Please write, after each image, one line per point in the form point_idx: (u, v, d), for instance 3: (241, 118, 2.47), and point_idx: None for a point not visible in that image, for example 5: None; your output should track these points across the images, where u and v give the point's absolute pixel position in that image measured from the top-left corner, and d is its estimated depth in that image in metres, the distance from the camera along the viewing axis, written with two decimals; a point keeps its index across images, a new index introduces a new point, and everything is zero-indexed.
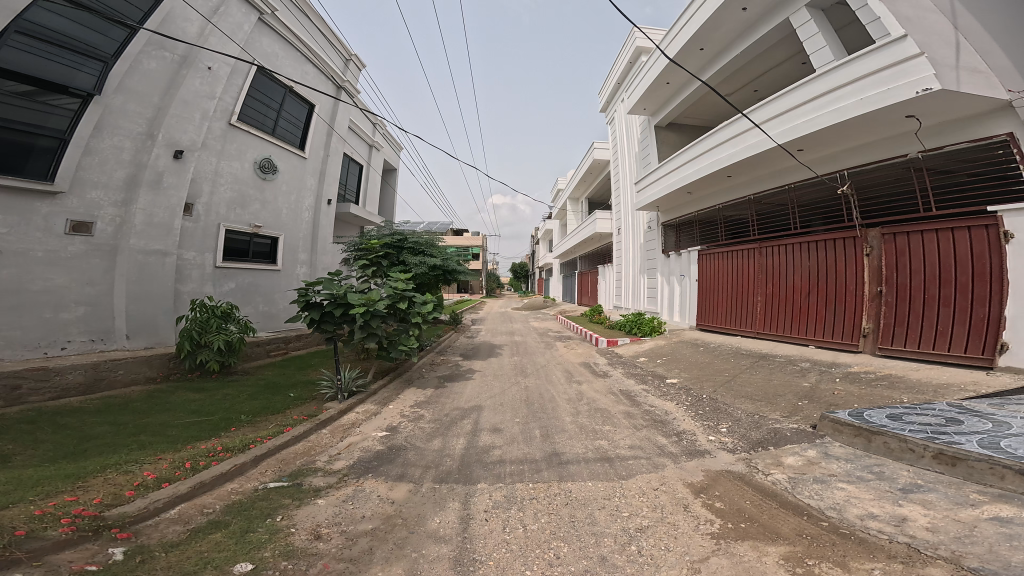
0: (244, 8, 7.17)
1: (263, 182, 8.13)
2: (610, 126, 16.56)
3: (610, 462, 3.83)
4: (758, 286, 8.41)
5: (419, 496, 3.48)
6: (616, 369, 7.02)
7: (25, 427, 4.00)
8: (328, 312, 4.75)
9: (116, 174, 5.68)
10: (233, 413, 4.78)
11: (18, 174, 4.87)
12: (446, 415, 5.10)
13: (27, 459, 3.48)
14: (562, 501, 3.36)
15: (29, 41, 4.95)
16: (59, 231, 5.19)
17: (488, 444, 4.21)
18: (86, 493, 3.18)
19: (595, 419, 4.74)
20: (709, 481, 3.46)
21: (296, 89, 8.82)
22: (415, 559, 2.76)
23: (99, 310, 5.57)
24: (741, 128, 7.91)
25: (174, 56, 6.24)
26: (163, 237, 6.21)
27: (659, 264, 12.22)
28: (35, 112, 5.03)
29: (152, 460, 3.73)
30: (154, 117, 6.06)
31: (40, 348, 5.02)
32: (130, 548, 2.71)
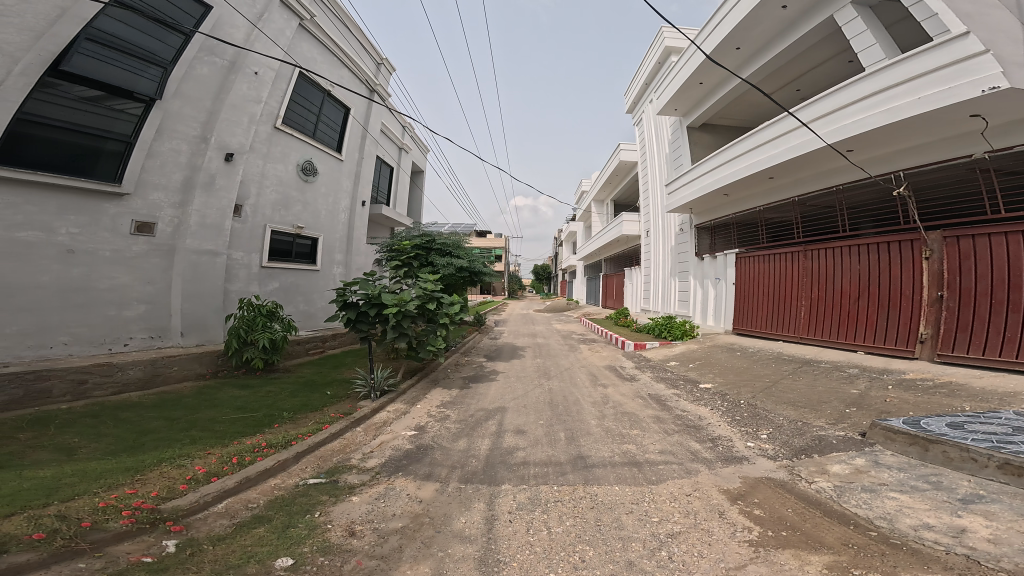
0: (286, 14, 7.70)
1: (304, 184, 8.64)
2: (638, 127, 16.46)
3: (637, 467, 3.72)
4: (802, 290, 8.01)
5: (446, 496, 3.50)
6: (644, 373, 6.84)
7: (89, 421, 4.32)
8: (364, 312, 4.90)
9: (174, 176, 6.18)
10: (275, 410, 5.00)
11: (90, 176, 5.38)
12: (471, 416, 5.11)
13: (90, 453, 3.78)
14: (588, 505, 3.31)
15: (98, 48, 5.41)
16: (124, 232, 5.66)
17: (513, 445, 4.19)
18: (143, 486, 3.41)
19: (622, 422, 4.62)
20: (748, 488, 3.28)
21: (333, 93, 9.35)
22: (440, 559, 2.78)
23: (158, 308, 6.01)
24: (784, 128, 7.65)
25: (225, 61, 6.74)
26: (214, 238, 6.67)
27: (692, 266, 11.89)
28: (105, 116, 5.54)
29: (201, 454, 3.96)
30: (206, 121, 6.56)
31: (104, 344, 5.45)
32: (181, 541, 2.88)
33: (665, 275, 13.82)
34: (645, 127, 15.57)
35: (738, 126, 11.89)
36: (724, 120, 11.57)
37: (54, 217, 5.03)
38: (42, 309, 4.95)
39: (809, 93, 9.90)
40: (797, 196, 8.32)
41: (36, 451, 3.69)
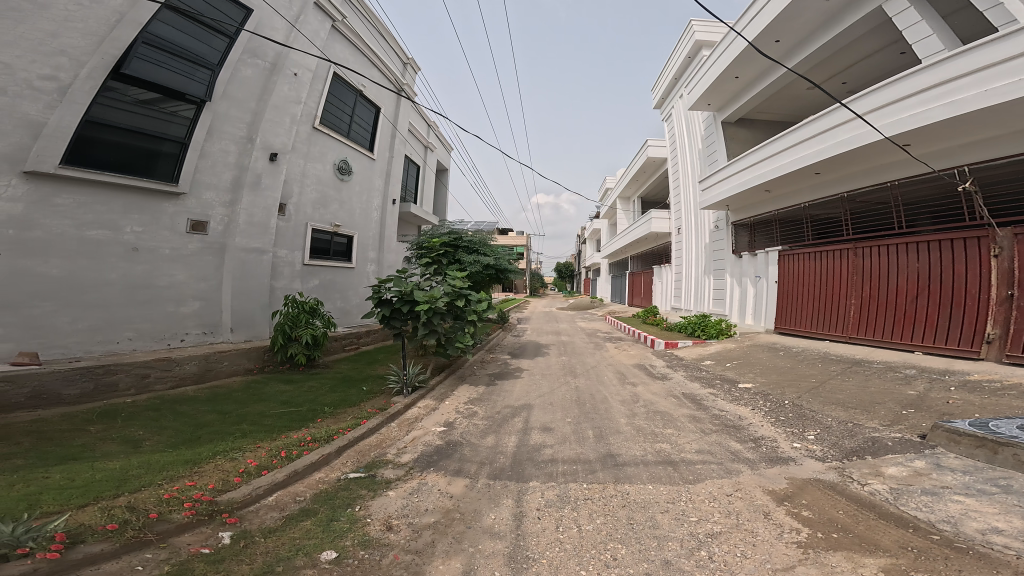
0: (319, 16, 7.84)
1: (340, 183, 8.96)
2: (668, 122, 16.10)
3: (672, 466, 3.60)
4: (849, 289, 7.57)
5: (475, 492, 3.51)
6: (676, 372, 6.58)
7: (151, 414, 4.56)
8: (397, 309, 4.99)
9: (224, 176, 6.50)
10: (317, 405, 5.18)
11: (150, 176, 5.66)
12: (498, 413, 5.08)
13: (154, 445, 4.02)
14: (619, 503, 3.25)
15: (153, 52, 5.60)
16: (181, 230, 5.98)
17: (539, 443, 4.13)
18: (200, 478, 3.61)
19: (654, 420, 4.46)
20: (795, 489, 3.10)
21: (365, 93, 9.60)
22: (472, 554, 2.79)
23: (211, 304, 6.33)
24: (831, 122, 7.28)
25: (267, 63, 6.99)
26: (260, 236, 6.97)
27: (728, 264, 11.45)
28: (160, 119, 5.78)
29: (251, 448, 4.14)
30: (251, 122, 6.85)
31: (163, 339, 5.78)
32: (236, 532, 3.04)
33: (698, 274, 13.42)
34: (675, 121, 15.26)
35: (779, 121, 11.48)
36: (762, 115, 11.25)
37: (120, 215, 5.34)
38: (111, 305, 5.27)
39: (856, 85, 9.48)
40: (844, 191, 7.90)
41: (105, 443, 3.94)
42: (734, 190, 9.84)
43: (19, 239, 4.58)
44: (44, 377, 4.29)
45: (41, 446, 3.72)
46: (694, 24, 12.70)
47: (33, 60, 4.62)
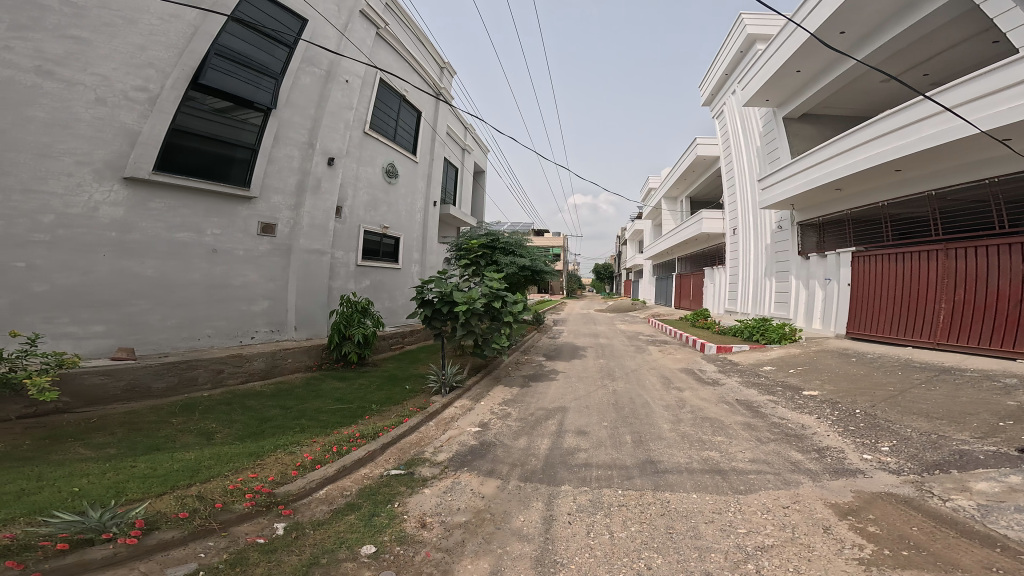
0: (365, 24, 8.01)
1: (388, 186, 9.24)
2: (723, 119, 15.17)
3: (720, 475, 3.32)
4: (935, 291, 6.82)
5: (507, 493, 3.43)
6: (730, 378, 6.01)
7: (225, 407, 4.94)
8: (438, 309, 5.11)
9: (290, 180, 6.90)
10: (365, 403, 5.37)
11: (225, 180, 6.09)
12: (532, 415, 4.97)
13: (225, 437, 4.32)
14: (657, 511, 3.04)
15: (225, 63, 5.95)
16: (253, 232, 6.42)
17: (574, 446, 3.96)
18: (262, 470, 3.83)
19: (703, 427, 4.11)
20: (862, 503, 2.71)
21: (408, 98, 9.81)
22: (499, 555, 2.78)
23: (278, 304, 6.74)
24: (919, 113, 6.54)
25: (323, 70, 7.27)
26: (321, 238, 7.35)
27: (793, 265, 10.58)
28: (233, 127, 6.18)
29: (308, 442, 4.31)
30: (312, 128, 7.19)
31: (237, 336, 6.24)
32: (289, 524, 3.22)
33: (758, 278, 12.56)
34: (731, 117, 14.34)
35: (851, 116, 10.66)
36: (830, 109, 10.51)
37: (202, 219, 5.81)
38: (194, 304, 5.74)
39: (941, 78, 8.68)
40: (932, 189, 7.09)
41: (184, 434, 4.29)
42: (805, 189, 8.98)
43: (120, 241, 5.09)
44: (136, 371, 4.80)
45: (131, 437, 4.13)
46: (744, 20, 12.41)
47: (127, 73, 5.05)
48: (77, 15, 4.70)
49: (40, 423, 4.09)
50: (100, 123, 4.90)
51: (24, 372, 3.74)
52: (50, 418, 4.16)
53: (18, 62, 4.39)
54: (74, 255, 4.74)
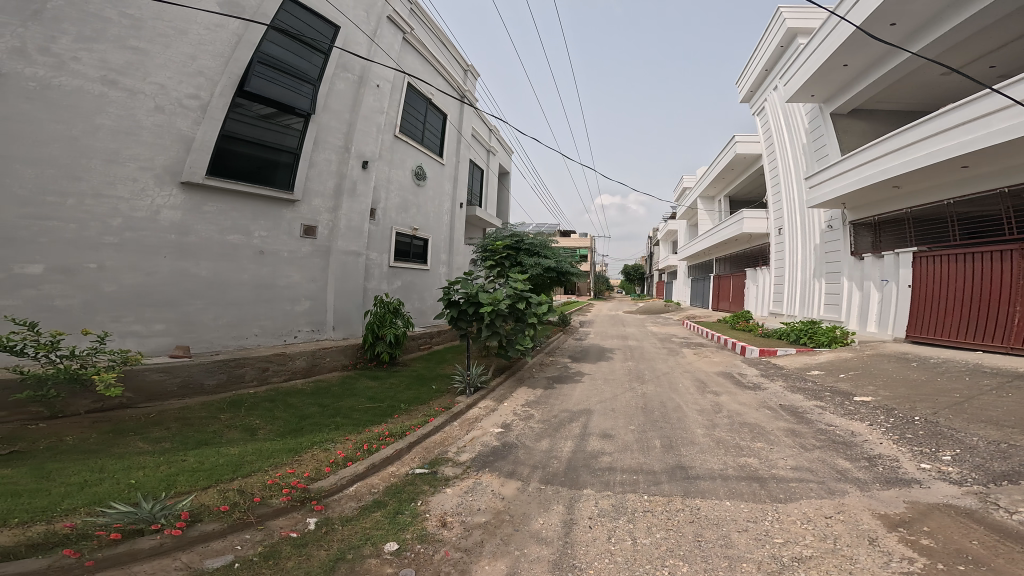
0: (393, 29, 8.06)
1: (417, 188, 9.28)
2: (768, 117, 14.25)
3: (759, 483, 3.07)
4: (1014, 294, 6.28)
5: (527, 495, 3.35)
6: (773, 383, 5.59)
7: (268, 404, 5.18)
8: (464, 310, 5.18)
9: (329, 183, 7.03)
10: (395, 402, 5.47)
11: (271, 184, 6.28)
12: (555, 417, 4.84)
13: (267, 433, 4.48)
14: (686, 518, 2.85)
15: (267, 70, 6.12)
16: (296, 235, 6.60)
17: (598, 449, 3.82)
18: (299, 466, 3.91)
19: (741, 433, 3.84)
20: (916, 514, 2.44)
21: (434, 101, 9.86)
22: (516, 558, 2.71)
23: (319, 304, 6.92)
24: (984, 109, 6.07)
25: (356, 76, 7.34)
26: (358, 239, 7.44)
27: (845, 266, 9.95)
28: (276, 132, 6.36)
29: (341, 440, 4.39)
30: (348, 132, 7.28)
31: (281, 335, 6.43)
32: (320, 519, 3.29)
33: (806, 279, 11.92)
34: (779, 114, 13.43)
35: (907, 110, 9.97)
36: (883, 104, 9.93)
37: (251, 221, 6.02)
38: (243, 303, 5.97)
39: (1011, 71, 8.01)
40: (1007, 186, 6.52)
41: (230, 430, 4.51)
42: (854, 188, 8.50)
43: (178, 243, 5.36)
44: (191, 368, 5.12)
45: (183, 432, 4.38)
46: (785, 16, 12.21)
47: (180, 81, 5.30)
48: (134, 27, 4.97)
49: (104, 417, 4.46)
50: (158, 129, 5.17)
51: (94, 369, 4.12)
52: (114, 412, 4.55)
53: (85, 72, 4.67)
54: (138, 257, 5.06)
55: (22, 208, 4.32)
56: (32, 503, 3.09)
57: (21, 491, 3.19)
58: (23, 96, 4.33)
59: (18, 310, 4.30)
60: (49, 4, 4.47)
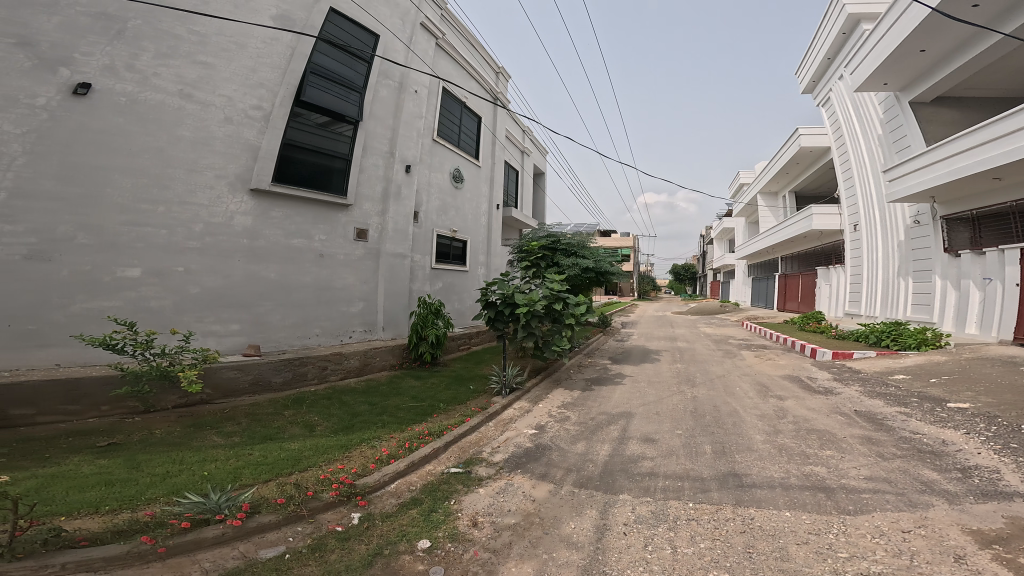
0: (426, 35, 8.31)
1: (456, 190, 9.51)
2: (839, 110, 13.05)
3: (825, 492, 2.72)
4: None
5: (559, 498, 3.18)
6: (848, 387, 5.02)
7: (325, 401, 5.45)
8: (501, 312, 5.27)
9: (377, 188, 7.33)
10: (435, 401, 5.53)
11: (326, 189, 6.59)
12: (592, 420, 4.61)
13: (324, 429, 4.68)
14: (736, 529, 2.55)
15: (319, 80, 6.41)
16: (349, 238, 6.93)
17: (637, 454, 3.59)
18: (348, 462, 3.98)
19: (809, 440, 3.45)
20: (1017, 532, 2.11)
21: (469, 104, 10.07)
22: (544, 561, 2.56)
23: (370, 305, 7.24)
24: None
25: (396, 82, 7.61)
26: (403, 242, 7.75)
27: (938, 263, 8.91)
28: (331, 139, 6.67)
29: (385, 437, 4.49)
30: (392, 137, 7.57)
31: (337, 335, 6.78)
32: (363, 515, 3.30)
33: (889, 277, 10.86)
34: (853, 107, 12.27)
35: (1015, 95, 8.88)
36: (975, 90, 9.05)
37: (312, 226, 6.39)
38: (305, 305, 6.34)
39: None
40: None
41: (292, 427, 4.73)
42: (945, 181, 7.64)
43: (250, 247, 5.74)
44: (261, 366, 5.50)
45: (252, 427, 4.65)
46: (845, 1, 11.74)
47: (244, 92, 5.61)
48: (200, 42, 5.27)
49: (188, 412, 4.86)
50: (230, 139, 5.50)
51: (180, 365, 4.59)
52: (196, 407, 4.96)
53: (164, 86, 5.02)
54: (218, 260, 5.45)
55: (120, 215, 4.76)
56: (121, 492, 3.33)
57: (114, 480, 3.46)
58: (117, 110, 4.72)
59: (118, 311, 4.78)
60: (130, 23, 4.79)
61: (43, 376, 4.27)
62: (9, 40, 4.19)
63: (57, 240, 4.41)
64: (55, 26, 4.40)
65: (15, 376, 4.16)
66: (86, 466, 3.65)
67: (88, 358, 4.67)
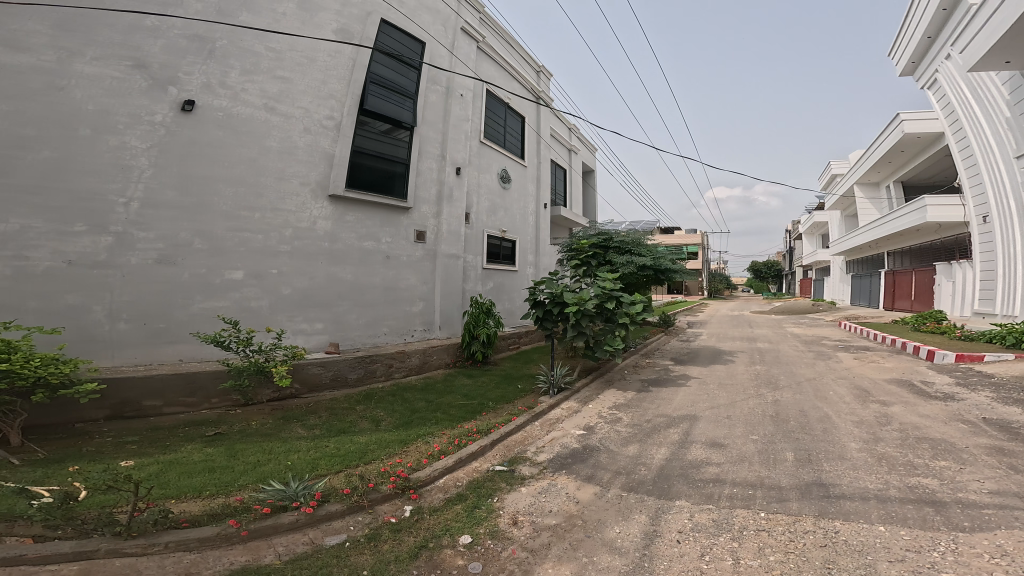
0: (468, 40, 8.61)
1: (504, 191, 9.77)
2: (956, 89, 11.42)
3: (933, 507, 2.33)
4: None
5: (605, 501, 2.95)
6: (976, 394, 4.45)
7: (387, 397, 5.70)
8: (548, 311, 5.46)
9: (432, 191, 7.74)
10: (482, 399, 5.56)
11: (390, 194, 7.07)
12: (648, 422, 4.34)
13: (389, 424, 4.87)
14: (816, 542, 2.18)
15: (378, 90, 6.91)
16: (410, 240, 7.39)
17: (703, 459, 3.27)
18: (405, 457, 4.03)
19: (917, 449, 3.05)
20: None
21: (512, 105, 10.28)
22: (584, 565, 2.36)
23: (429, 304, 7.67)
24: None
25: (443, 87, 7.98)
26: (456, 243, 8.14)
27: None
28: (391, 144, 7.15)
29: (437, 433, 4.54)
30: (443, 141, 7.95)
31: (401, 334, 7.24)
32: (414, 507, 3.28)
33: None
34: (976, 84, 10.61)
35: None
36: None
37: (379, 229, 6.91)
38: (374, 305, 6.85)
39: None
40: None
41: (362, 421, 4.97)
42: None
43: (330, 249, 6.34)
44: (339, 363, 5.94)
45: (327, 420, 4.96)
46: None
47: (317, 104, 6.17)
48: (277, 58, 5.82)
49: (280, 405, 5.34)
50: (309, 148, 6.09)
51: (274, 361, 5.09)
52: (288, 401, 5.45)
53: (251, 101, 5.62)
54: (305, 263, 6.10)
55: (226, 222, 5.44)
56: (220, 477, 3.63)
57: (216, 466, 3.80)
58: (218, 125, 5.38)
59: (227, 310, 5.47)
60: (218, 43, 5.37)
61: (169, 369, 4.95)
62: (128, 63, 4.85)
63: (179, 245, 5.15)
64: (161, 49, 5.02)
65: (148, 370, 4.85)
66: (197, 453, 4.07)
67: (204, 354, 5.37)
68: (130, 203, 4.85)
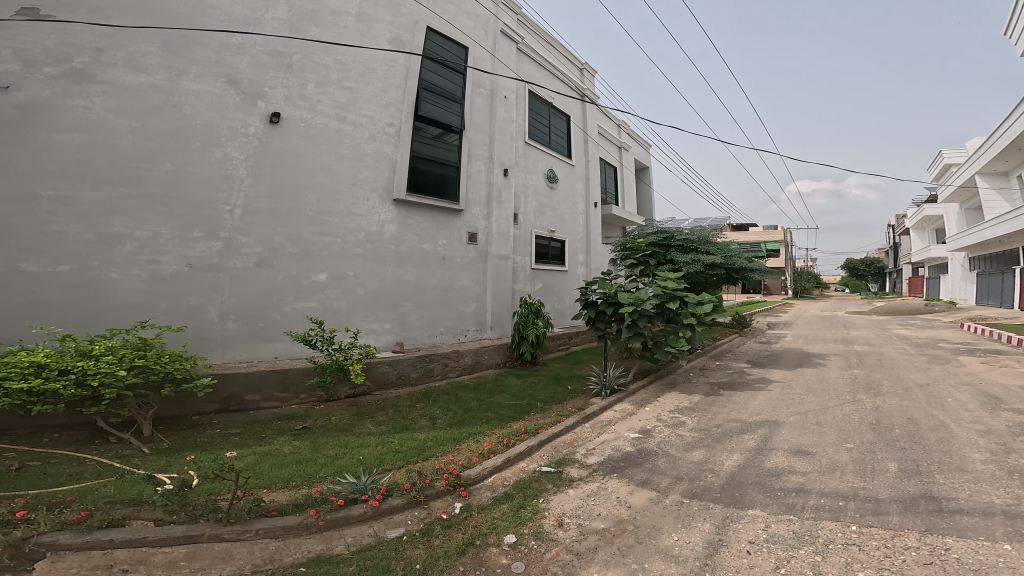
0: (508, 41, 8.82)
1: (551, 191, 9.82)
2: None
3: None
4: None
5: (661, 508, 2.70)
6: None
7: (443, 395, 5.81)
8: (601, 311, 5.30)
9: (482, 193, 7.96)
10: (531, 399, 5.49)
11: (444, 196, 7.39)
12: (715, 428, 3.96)
13: (444, 422, 4.93)
14: (918, 559, 1.88)
15: (428, 96, 7.28)
16: (463, 241, 7.64)
17: (785, 466, 2.89)
18: (456, 456, 4.03)
19: None
20: None
21: (557, 104, 10.34)
22: (632, 571, 2.16)
23: (481, 305, 7.86)
24: None
25: (488, 90, 8.23)
26: (506, 244, 8.31)
27: None
28: (443, 148, 7.48)
29: (487, 433, 4.52)
30: (489, 143, 8.18)
31: (455, 334, 7.49)
32: (465, 505, 3.24)
33: None
34: None
35: None
36: None
37: (436, 231, 7.21)
38: (433, 305, 7.15)
39: None
40: None
41: (421, 418, 5.09)
42: None
43: (396, 251, 6.73)
44: (403, 362, 6.21)
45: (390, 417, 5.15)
46: None
47: (379, 111, 6.65)
48: (344, 70, 6.36)
49: (356, 402, 5.65)
50: (376, 154, 6.57)
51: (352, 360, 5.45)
52: (362, 398, 5.74)
53: (326, 112, 6.19)
54: (377, 265, 6.52)
55: (313, 227, 6.02)
56: (301, 469, 3.85)
57: (302, 459, 4.05)
58: (301, 135, 5.99)
59: (314, 310, 6.00)
60: (295, 57, 5.99)
61: (268, 367, 5.46)
62: (223, 80, 5.52)
63: (274, 249, 5.76)
64: (248, 65, 5.66)
65: (252, 368, 5.37)
66: (286, 446, 4.39)
67: (296, 353, 5.89)
68: (235, 210, 5.52)
